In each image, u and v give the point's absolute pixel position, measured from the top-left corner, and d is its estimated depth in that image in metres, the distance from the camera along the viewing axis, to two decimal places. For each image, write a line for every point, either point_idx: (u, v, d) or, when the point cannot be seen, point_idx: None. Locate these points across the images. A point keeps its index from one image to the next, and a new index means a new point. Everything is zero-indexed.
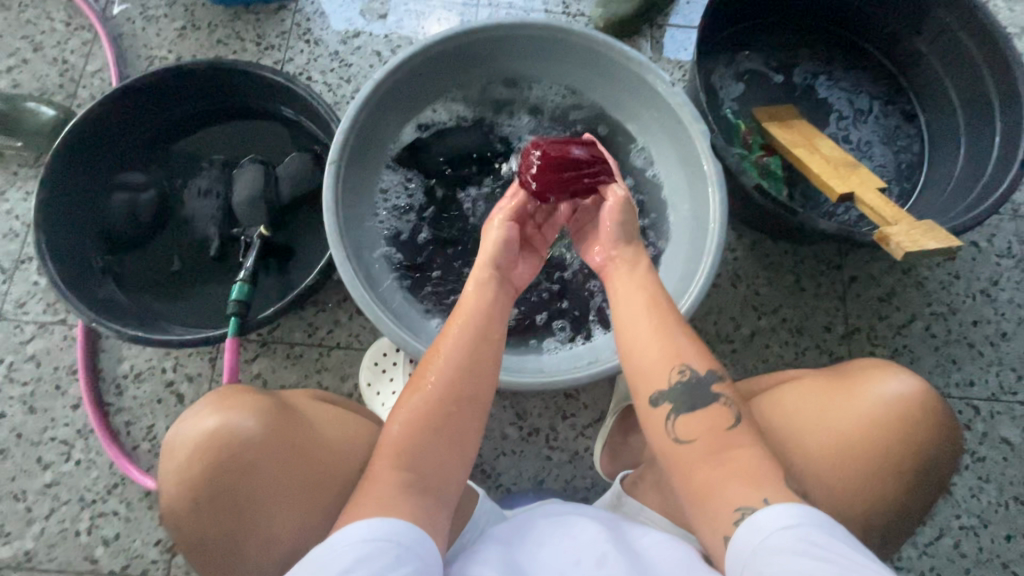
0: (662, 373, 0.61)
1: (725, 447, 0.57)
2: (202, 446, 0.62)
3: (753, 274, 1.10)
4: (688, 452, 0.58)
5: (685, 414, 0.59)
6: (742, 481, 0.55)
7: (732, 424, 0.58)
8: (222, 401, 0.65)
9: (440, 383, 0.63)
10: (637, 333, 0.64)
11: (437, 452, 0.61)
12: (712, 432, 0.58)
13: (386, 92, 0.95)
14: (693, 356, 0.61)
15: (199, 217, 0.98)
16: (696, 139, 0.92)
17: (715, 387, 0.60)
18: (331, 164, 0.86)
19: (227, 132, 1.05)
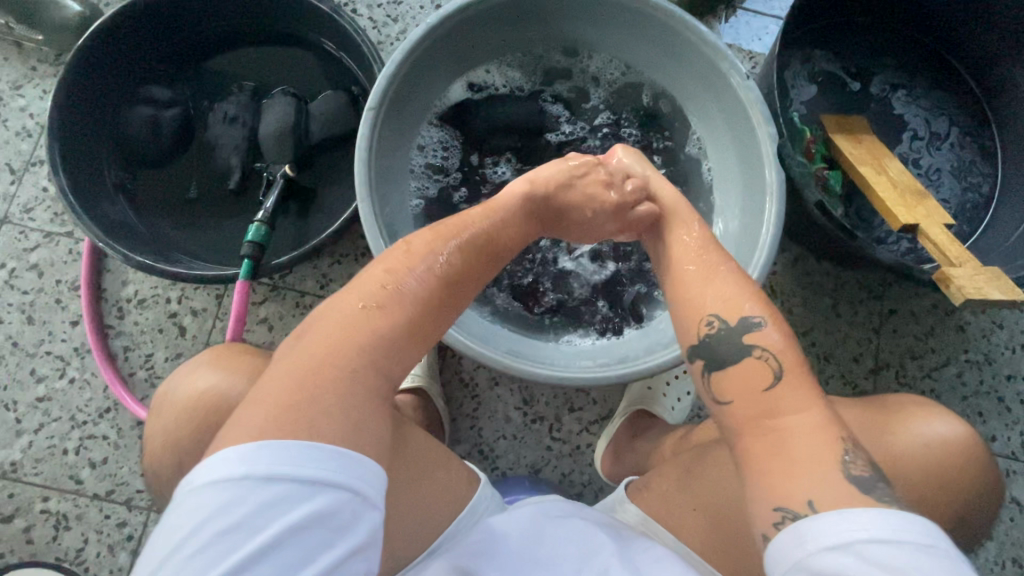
0: (691, 325, 0.57)
1: (767, 413, 0.50)
2: (190, 402, 0.60)
3: (789, 291, 1.05)
4: (730, 414, 0.52)
5: (718, 370, 0.54)
6: (784, 465, 0.47)
7: (772, 383, 0.51)
8: (217, 359, 0.63)
9: (439, 283, 0.57)
10: (682, 289, 0.60)
11: (400, 362, 0.53)
12: (749, 392, 0.52)
13: (438, 41, 0.87)
14: (727, 307, 0.56)
15: (222, 145, 0.92)
16: (763, 140, 0.85)
17: (749, 338, 0.54)
18: (371, 111, 0.80)
19: (261, 57, 0.98)
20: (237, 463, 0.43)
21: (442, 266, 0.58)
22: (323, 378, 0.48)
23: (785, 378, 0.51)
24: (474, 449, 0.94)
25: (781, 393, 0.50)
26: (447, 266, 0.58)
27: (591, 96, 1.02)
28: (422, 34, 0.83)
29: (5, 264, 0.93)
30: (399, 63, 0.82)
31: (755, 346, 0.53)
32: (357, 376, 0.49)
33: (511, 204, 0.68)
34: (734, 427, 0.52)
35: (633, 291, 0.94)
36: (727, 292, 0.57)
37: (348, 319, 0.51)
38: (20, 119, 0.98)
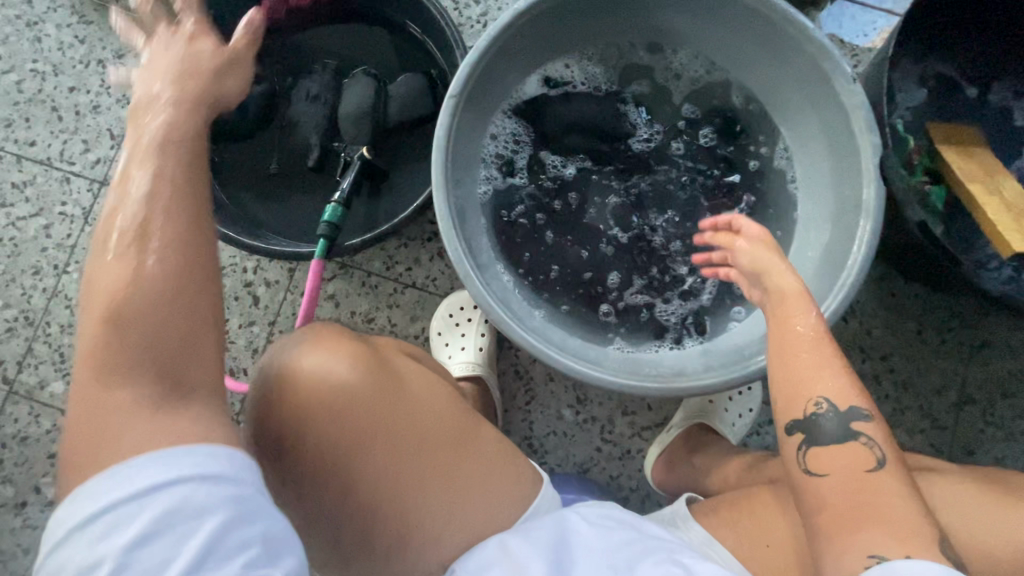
0: (795, 403, 0.56)
1: (863, 486, 0.51)
2: (290, 380, 0.57)
3: (870, 312, 0.98)
4: (821, 483, 0.53)
5: (817, 446, 0.54)
6: (881, 529, 0.48)
7: (874, 467, 0.52)
8: (319, 339, 0.60)
9: (157, 252, 0.46)
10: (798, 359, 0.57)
11: (179, 326, 0.45)
12: (850, 469, 0.52)
13: (521, 29, 0.85)
14: (833, 389, 0.55)
15: (304, 123, 0.94)
16: (863, 152, 0.79)
17: (853, 424, 0.54)
18: (452, 99, 0.79)
19: (344, 34, 0.98)
20: (66, 517, 0.40)
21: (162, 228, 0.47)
22: (93, 395, 0.44)
23: (888, 465, 0.52)
24: (524, 442, 0.95)
25: (883, 476, 0.51)
26: (137, 220, 0.47)
27: (674, 93, 0.98)
28: (507, 21, 0.80)
29: (103, 224, 1.00)
30: (484, 50, 0.80)
31: (861, 434, 0.53)
32: (129, 369, 0.44)
33: (183, 96, 0.53)
34: (826, 487, 0.52)
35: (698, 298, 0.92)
36: (829, 375, 0.55)
37: (90, 318, 0.45)
38: (121, 86, 1.03)
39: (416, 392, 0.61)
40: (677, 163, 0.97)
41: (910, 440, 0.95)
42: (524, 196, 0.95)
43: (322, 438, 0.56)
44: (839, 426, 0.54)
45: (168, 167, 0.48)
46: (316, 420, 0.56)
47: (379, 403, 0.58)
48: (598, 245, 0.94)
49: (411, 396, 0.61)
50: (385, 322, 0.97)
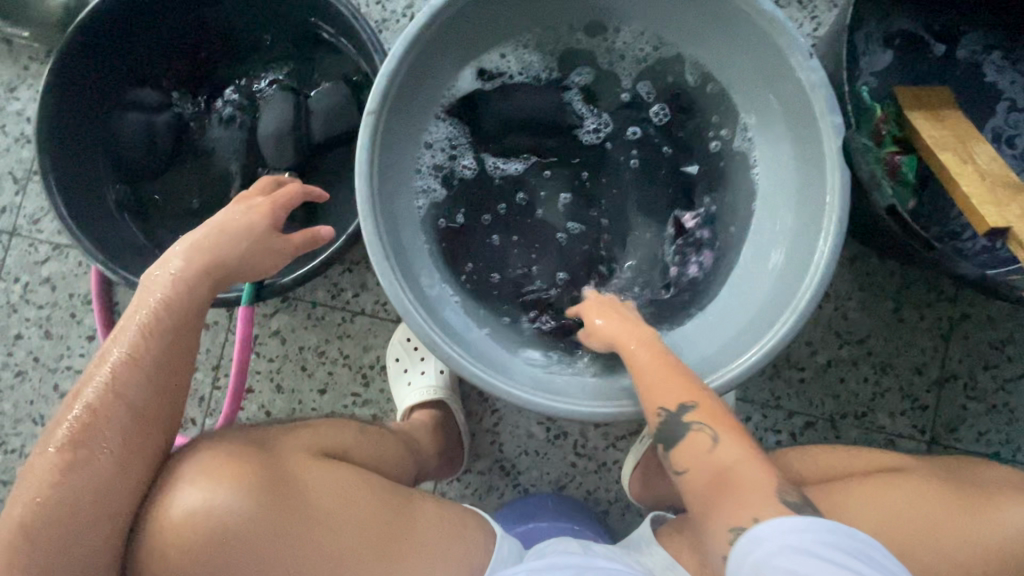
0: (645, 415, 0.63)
1: (716, 471, 0.57)
2: (177, 523, 0.54)
3: (845, 294, 0.93)
4: (689, 480, 0.59)
5: (674, 448, 0.60)
6: (735, 497, 0.54)
7: (712, 445, 0.58)
8: (208, 469, 0.56)
9: (111, 457, 0.52)
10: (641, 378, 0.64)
11: (95, 532, 0.51)
12: (699, 454, 0.58)
13: (444, 27, 0.76)
14: (667, 395, 0.61)
15: (221, 149, 0.86)
16: (825, 135, 0.72)
17: (686, 416, 0.60)
18: (371, 116, 0.70)
19: (252, 45, 0.89)
20: None
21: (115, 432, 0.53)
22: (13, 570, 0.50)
23: (722, 437, 0.58)
24: (495, 465, 0.91)
25: (725, 450, 0.57)
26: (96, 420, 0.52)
27: (623, 75, 0.89)
28: (426, 21, 0.72)
29: (18, 278, 0.92)
30: (401, 57, 0.71)
31: (695, 424, 0.59)
32: (50, 564, 0.50)
33: (197, 274, 0.58)
34: (689, 484, 0.59)
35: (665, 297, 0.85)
36: (665, 384, 0.62)
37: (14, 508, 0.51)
38: (17, 123, 0.93)
39: (318, 507, 0.57)
40: (631, 156, 0.89)
41: (892, 422, 0.92)
42: (467, 206, 0.87)
43: (214, 575, 0.55)
44: (679, 424, 0.60)
45: (131, 372, 0.54)
46: (212, 561, 0.54)
47: (272, 531, 0.55)
48: (553, 252, 0.88)
49: (313, 517, 0.57)
50: (337, 355, 0.91)
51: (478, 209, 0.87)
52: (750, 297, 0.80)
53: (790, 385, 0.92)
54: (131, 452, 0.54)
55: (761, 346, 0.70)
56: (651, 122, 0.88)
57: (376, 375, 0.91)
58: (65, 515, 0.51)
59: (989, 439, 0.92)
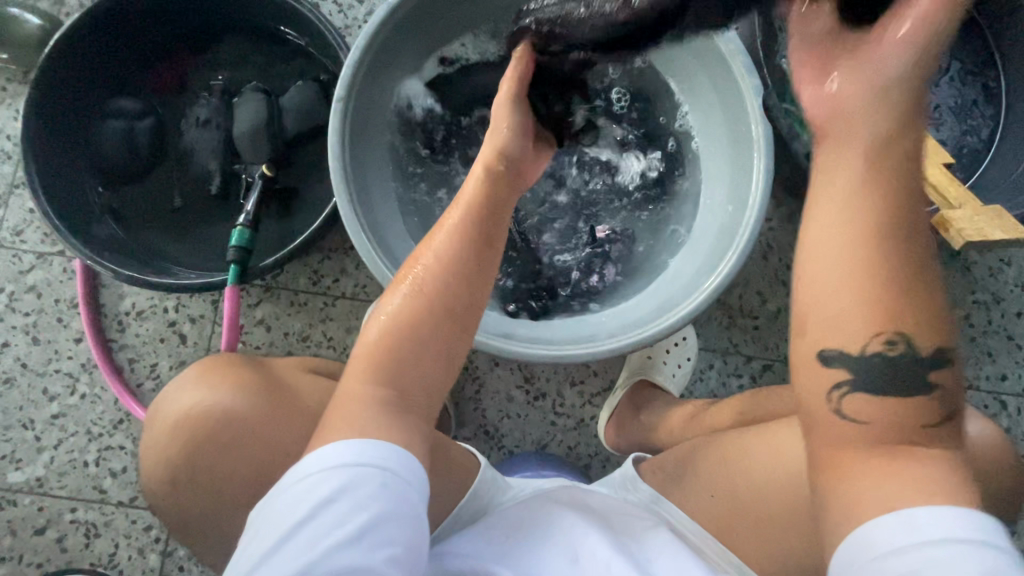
0: (859, 327, 0.42)
1: (904, 442, 0.42)
2: (181, 421, 0.60)
3: (788, 246, 1.02)
4: (855, 435, 0.43)
5: (858, 393, 0.43)
6: (899, 485, 0.41)
7: (931, 422, 0.42)
8: (205, 374, 0.63)
9: (434, 305, 0.55)
10: (822, 271, 0.43)
11: (423, 376, 0.55)
12: (893, 428, 0.43)
13: (398, 24, 0.84)
14: (902, 320, 0.42)
15: (199, 149, 0.91)
16: (745, 96, 0.81)
17: (932, 373, 0.42)
18: (339, 103, 0.78)
19: (225, 54, 0.95)
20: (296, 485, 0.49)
21: (436, 280, 0.56)
22: (340, 407, 0.53)
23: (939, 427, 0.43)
24: (479, 430, 0.96)
25: (932, 436, 0.43)
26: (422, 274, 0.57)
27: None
28: (381, 19, 0.81)
29: (3, 288, 0.94)
30: (362, 51, 0.80)
31: (937, 383, 0.42)
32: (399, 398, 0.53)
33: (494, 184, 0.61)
34: (861, 438, 0.43)
35: (578, 276, 0.93)
36: (902, 310, 0.41)
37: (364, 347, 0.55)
38: None
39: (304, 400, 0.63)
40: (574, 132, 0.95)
41: None
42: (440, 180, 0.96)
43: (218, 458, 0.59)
44: (885, 369, 0.42)
45: (449, 237, 0.58)
46: (225, 453, 0.59)
47: (271, 417, 0.60)
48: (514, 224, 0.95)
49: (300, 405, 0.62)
50: (320, 338, 0.96)
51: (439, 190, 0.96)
52: (694, 247, 0.86)
53: (746, 333, 0.99)
54: (446, 327, 0.55)
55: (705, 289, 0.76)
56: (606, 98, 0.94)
57: None
58: (400, 353, 0.54)
59: None
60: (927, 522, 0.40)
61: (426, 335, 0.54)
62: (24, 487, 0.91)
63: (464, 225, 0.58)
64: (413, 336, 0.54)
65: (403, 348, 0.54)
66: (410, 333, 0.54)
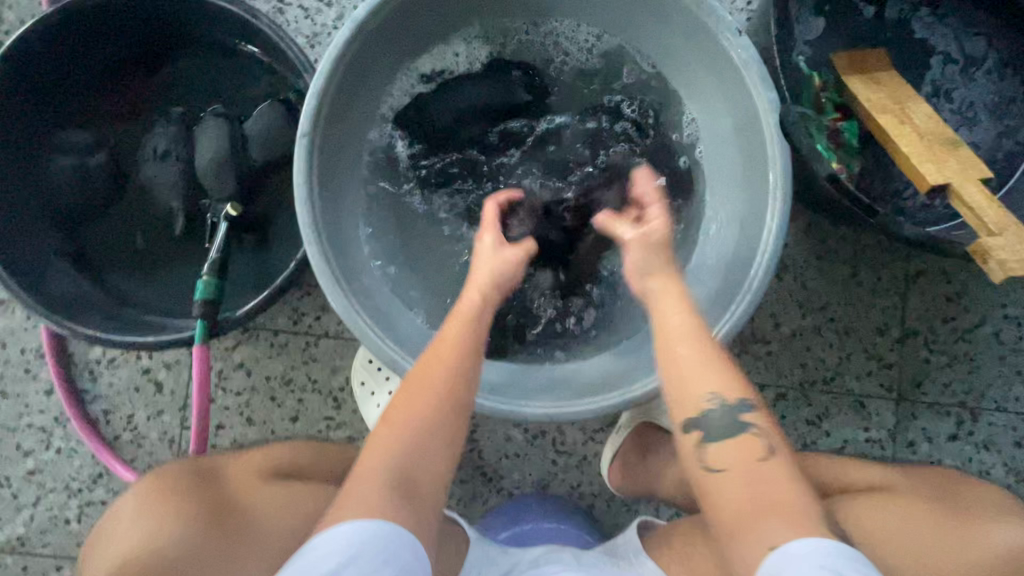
0: (696, 396, 0.57)
1: (759, 478, 0.53)
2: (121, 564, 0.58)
3: (803, 264, 0.94)
4: (722, 481, 0.54)
5: (717, 444, 0.55)
6: (780, 520, 0.50)
7: (766, 454, 0.54)
8: (143, 504, 0.61)
9: (440, 401, 0.62)
10: (676, 352, 0.59)
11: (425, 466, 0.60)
12: (746, 463, 0.54)
13: (369, 39, 0.74)
14: (724, 384, 0.57)
15: (159, 185, 0.83)
16: (761, 113, 0.72)
17: (745, 416, 0.56)
18: (305, 137, 0.69)
19: (183, 75, 0.86)
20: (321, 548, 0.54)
21: (443, 376, 0.64)
22: (355, 490, 0.58)
23: (777, 456, 0.54)
24: (477, 472, 0.91)
25: (775, 464, 0.54)
26: (435, 369, 0.64)
27: (582, 68, 0.88)
28: (348, 36, 0.70)
29: None
30: (329, 74, 0.70)
31: (752, 425, 0.56)
32: (405, 484, 0.58)
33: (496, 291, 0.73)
34: (730, 482, 0.54)
35: (555, 315, 0.85)
36: (710, 370, 0.58)
37: (377, 436, 0.62)
38: None
39: (259, 522, 0.63)
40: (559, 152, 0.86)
41: (860, 384, 0.94)
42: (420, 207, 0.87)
43: None
44: (727, 419, 0.56)
45: (459, 334, 0.67)
46: None
47: (221, 546, 0.60)
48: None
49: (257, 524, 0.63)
50: (304, 381, 0.90)
51: (415, 223, 0.87)
52: (703, 282, 0.79)
53: (758, 360, 0.93)
54: (447, 422, 0.62)
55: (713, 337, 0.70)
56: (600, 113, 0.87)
57: (348, 397, 0.90)
58: (410, 439, 0.60)
59: (953, 390, 0.95)
60: (799, 552, 0.48)
61: (434, 428, 0.61)
62: (6, 546, 0.87)
63: (469, 331, 0.68)
64: (424, 428, 0.61)
65: (414, 438, 0.60)
66: (421, 426, 0.61)
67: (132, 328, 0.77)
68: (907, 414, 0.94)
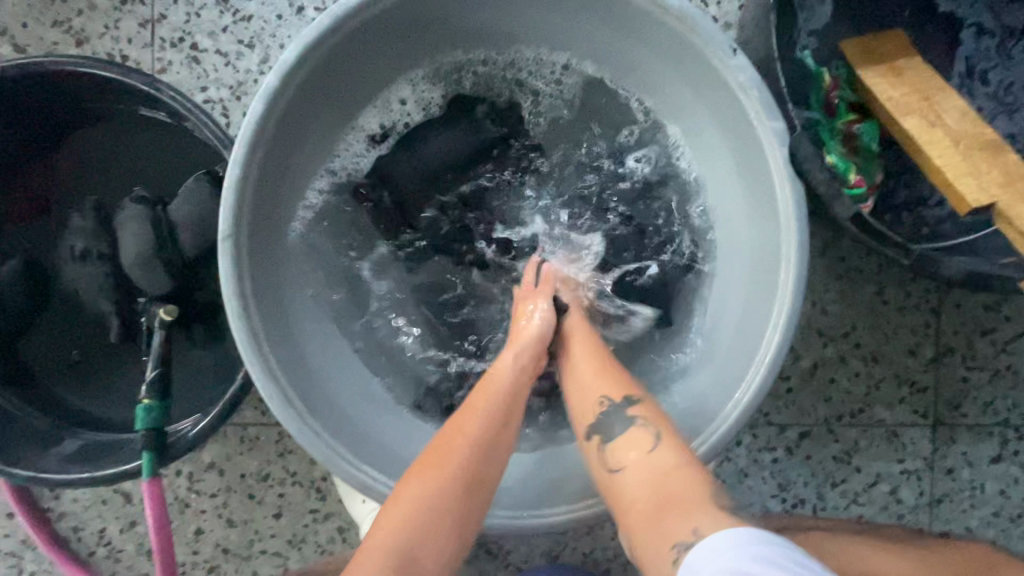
0: (590, 400, 0.58)
1: (659, 474, 0.52)
2: None
3: (820, 287, 0.84)
4: (625, 485, 0.53)
5: (615, 441, 0.55)
6: (674, 509, 0.49)
7: (654, 444, 0.54)
8: None
9: (468, 457, 0.55)
10: (573, 364, 0.62)
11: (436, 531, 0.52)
12: (636, 450, 0.54)
13: (292, 107, 0.61)
14: (617, 387, 0.58)
15: (85, 286, 0.74)
16: (766, 144, 0.60)
17: (630, 411, 0.56)
18: (226, 243, 0.57)
19: (100, 155, 0.76)
20: None
21: (476, 433, 0.56)
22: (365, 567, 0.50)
23: (662, 442, 0.54)
24: (481, 549, 0.84)
25: (664, 450, 0.53)
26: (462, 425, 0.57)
27: (552, 96, 0.76)
28: (262, 112, 0.58)
29: None
30: (246, 163, 0.58)
31: (638, 416, 0.55)
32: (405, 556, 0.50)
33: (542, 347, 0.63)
34: (626, 487, 0.53)
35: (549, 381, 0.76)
36: (610, 374, 0.59)
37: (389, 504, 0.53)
38: None
39: None
40: (536, 203, 0.76)
41: (892, 413, 0.85)
42: (379, 274, 0.75)
43: None
44: (621, 421, 0.56)
45: (494, 389, 0.59)
46: None
47: None
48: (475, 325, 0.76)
49: None
50: (282, 475, 0.82)
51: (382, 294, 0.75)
52: (714, 341, 0.68)
53: (776, 398, 0.84)
54: (477, 494, 0.54)
55: (726, 421, 0.59)
56: (588, 149, 0.76)
57: (332, 486, 0.83)
58: (424, 511, 0.52)
59: (996, 408, 0.85)
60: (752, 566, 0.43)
61: (450, 507, 0.52)
62: None
63: (505, 387, 0.60)
64: (433, 510, 0.52)
65: (422, 517, 0.51)
66: (431, 502, 0.52)
67: (80, 453, 0.69)
68: (945, 439, 0.85)
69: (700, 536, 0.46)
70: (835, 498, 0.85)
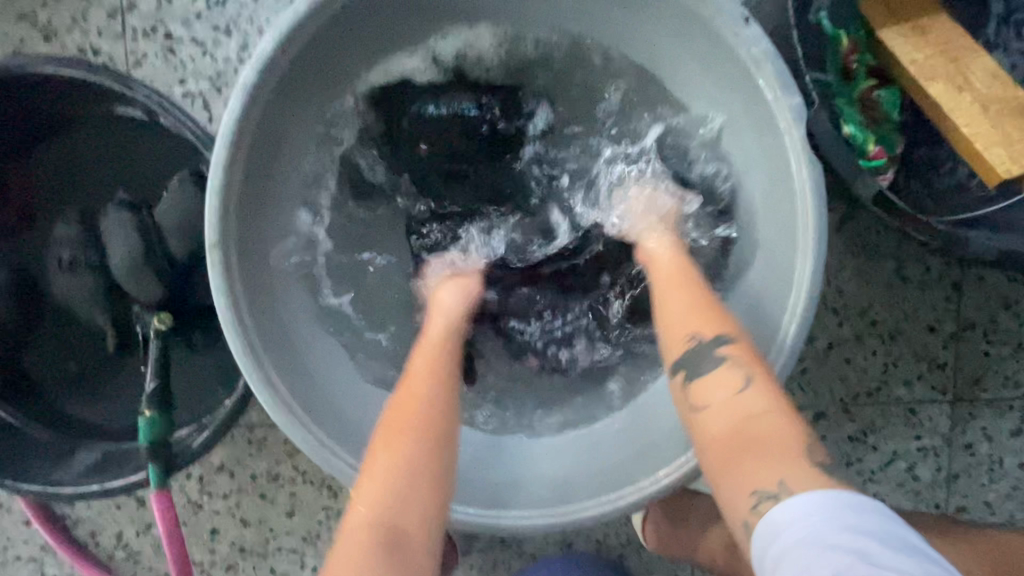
0: (678, 326, 0.52)
1: (745, 435, 0.45)
2: None
3: (835, 265, 0.81)
4: (709, 427, 0.47)
5: (700, 378, 0.49)
6: (765, 453, 0.43)
7: (744, 386, 0.47)
8: None
9: (428, 422, 0.52)
10: (667, 304, 0.55)
11: (414, 506, 0.48)
12: (724, 395, 0.47)
13: (271, 102, 0.57)
14: (716, 325, 0.51)
15: (75, 297, 0.72)
16: (782, 124, 0.56)
17: (722, 351, 0.49)
18: (213, 251, 0.55)
19: (77, 160, 0.73)
20: None
21: (431, 406, 0.53)
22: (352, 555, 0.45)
23: (754, 385, 0.47)
24: (495, 540, 0.84)
25: (752, 396, 0.46)
26: (410, 399, 0.54)
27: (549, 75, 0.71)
28: (241, 109, 0.54)
29: None
30: (229, 167, 0.55)
31: (729, 355, 0.49)
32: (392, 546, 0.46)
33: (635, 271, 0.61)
34: (706, 429, 0.47)
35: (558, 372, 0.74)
36: (705, 310, 0.52)
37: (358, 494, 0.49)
38: None
39: None
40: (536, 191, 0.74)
41: (910, 391, 0.83)
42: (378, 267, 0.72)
43: None
44: (709, 359, 0.49)
45: (430, 367, 0.57)
46: None
47: None
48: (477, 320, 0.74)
49: None
50: (292, 474, 0.82)
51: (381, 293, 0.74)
52: None
53: (790, 380, 0.82)
54: (443, 464, 0.51)
55: None
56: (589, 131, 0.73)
57: (342, 485, 0.82)
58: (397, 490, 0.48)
59: (1017, 381, 0.82)
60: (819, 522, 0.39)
61: (425, 473, 0.50)
62: None
63: (443, 359, 0.58)
64: (409, 481, 0.49)
65: (399, 489, 0.48)
66: (421, 466, 0.50)
67: (92, 465, 0.69)
68: (963, 415, 0.83)
69: (793, 490, 0.41)
70: (850, 477, 0.84)
